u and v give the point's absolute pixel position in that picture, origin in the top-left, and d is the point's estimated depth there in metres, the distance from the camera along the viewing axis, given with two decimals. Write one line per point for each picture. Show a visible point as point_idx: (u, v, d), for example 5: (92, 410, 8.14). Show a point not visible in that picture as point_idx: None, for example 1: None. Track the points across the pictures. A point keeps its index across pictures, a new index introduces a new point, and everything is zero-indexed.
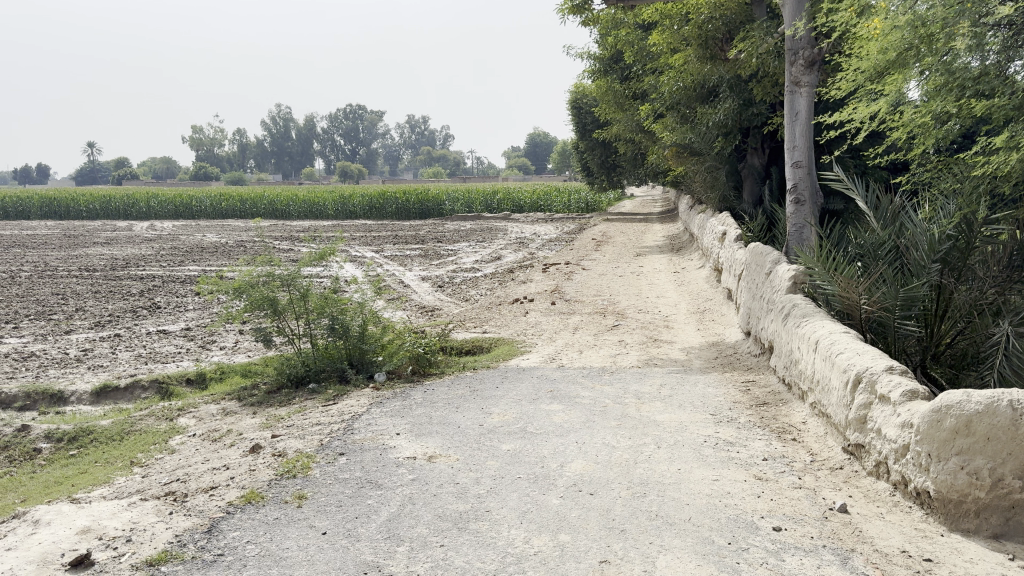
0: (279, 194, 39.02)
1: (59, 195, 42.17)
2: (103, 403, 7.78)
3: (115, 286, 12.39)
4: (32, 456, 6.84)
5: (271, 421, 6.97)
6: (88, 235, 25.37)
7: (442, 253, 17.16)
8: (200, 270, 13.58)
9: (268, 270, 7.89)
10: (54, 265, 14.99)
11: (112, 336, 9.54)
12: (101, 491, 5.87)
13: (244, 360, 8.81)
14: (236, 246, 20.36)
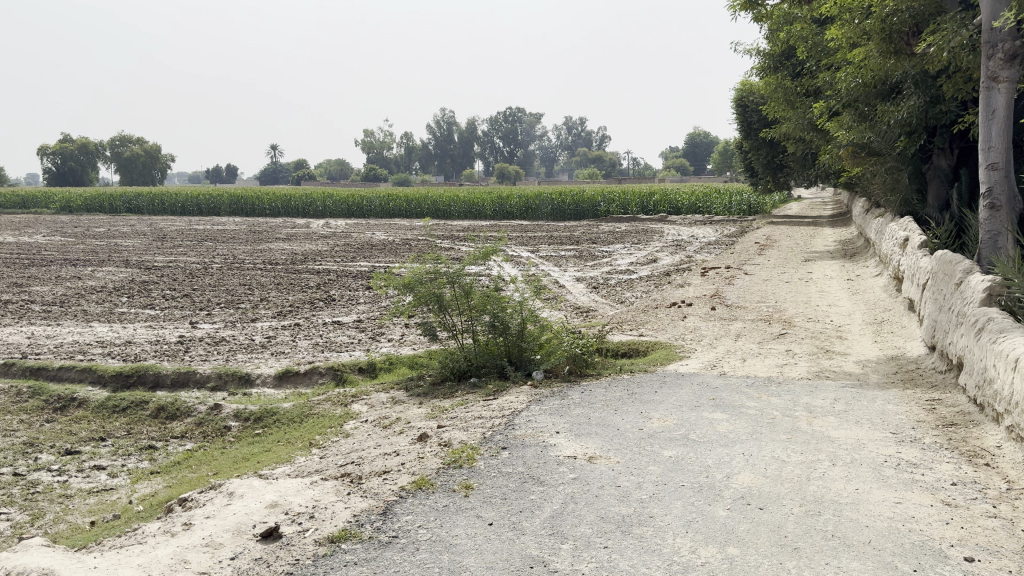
0: (441, 195, 40.49)
1: (245, 193, 45.81)
2: (284, 386, 8.39)
3: (294, 278, 13.31)
4: (223, 432, 7.47)
5: (436, 412, 7.25)
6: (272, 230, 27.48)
7: (597, 254, 17.19)
8: (370, 266, 14.34)
9: (436, 267, 8.20)
10: (242, 258, 16.32)
11: (292, 325, 10.26)
12: (283, 469, 6.33)
13: (410, 353, 9.21)
14: (402, 243, 21.36)
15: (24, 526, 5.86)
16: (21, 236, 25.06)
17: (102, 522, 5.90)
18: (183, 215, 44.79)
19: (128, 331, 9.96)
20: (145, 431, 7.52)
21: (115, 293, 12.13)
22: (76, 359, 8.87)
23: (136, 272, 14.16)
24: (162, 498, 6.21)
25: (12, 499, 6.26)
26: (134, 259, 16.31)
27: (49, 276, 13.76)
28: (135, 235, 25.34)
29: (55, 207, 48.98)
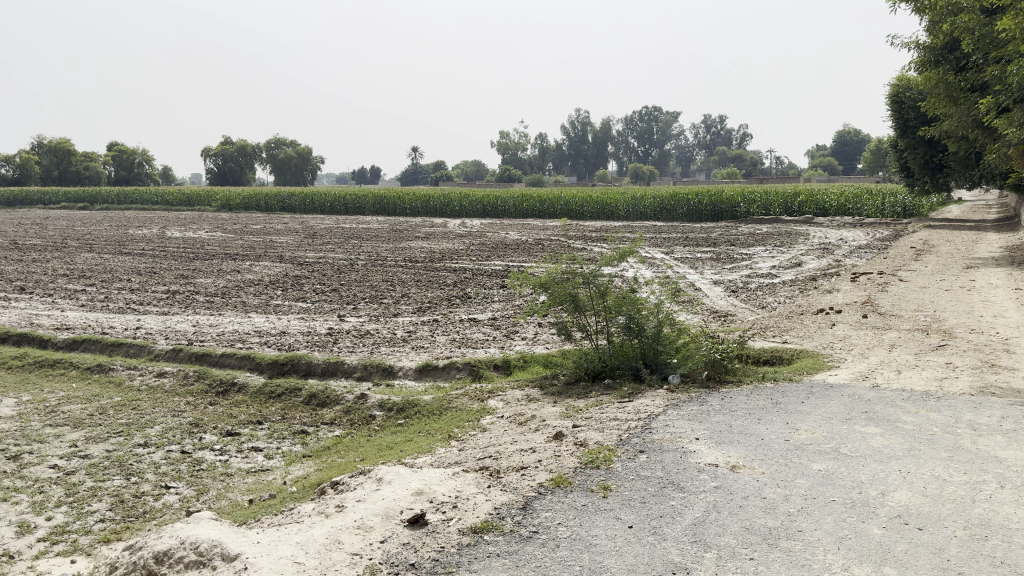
0: (575, 194, 40.67)
1: (387, 193, 47.73)
2: (424, 380, 8.70)
3: (432, 276, 13.75)
4: (368, 420, 7.84)
5: (571, 411, 7.30)
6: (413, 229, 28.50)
7: (736, 257, 16.76)
8: (505, 265, 14.60)
9: (573, 267, 8.27)
10: (385, 255, 17.02)
11: (431, 321, 10.63)
12: (425, 459, 6.58)
13: (544, 351, 9.32)
14: (537, 243, 21.56)
15: (192, 500, 6.39)
16: (192, 232, 27.20)
17: (259, 500, 6.34)
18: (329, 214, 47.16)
19: (282, 322, 10.63)
20: (297, 416, 8.00)
21: (270, 286, 12.96)
22: (236, 347, 9.55)
23: (289, 267, 15.07)
24: (313, 481, 6.59)
25: (181, 475, 6.83)
26: (288, 255, 17.36)
27: (212, 269, 14.88)
28: (288, 232, 26.89)
29: (218, 205, 52.80)
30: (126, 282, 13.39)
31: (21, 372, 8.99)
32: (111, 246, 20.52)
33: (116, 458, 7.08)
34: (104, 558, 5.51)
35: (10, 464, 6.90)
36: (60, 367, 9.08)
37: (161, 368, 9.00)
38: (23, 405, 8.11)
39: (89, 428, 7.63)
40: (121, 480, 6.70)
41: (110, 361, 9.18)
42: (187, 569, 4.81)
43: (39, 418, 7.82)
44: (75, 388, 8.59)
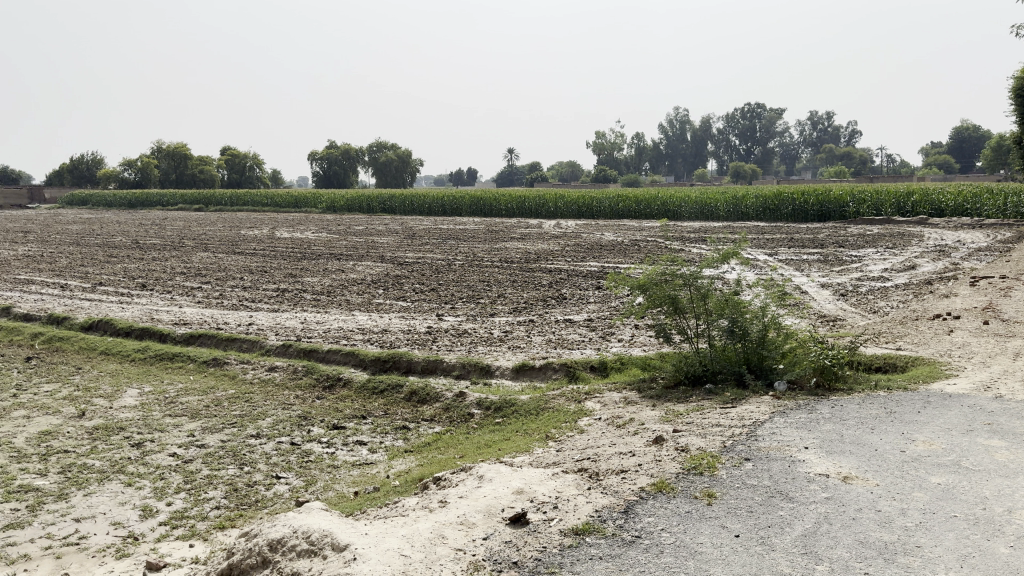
0: (674, 194, 40.25)
1: (483, 194, 48.40)
2: (520, 379, 8.76)
3: (529, 276, 13.85)
4: (467, 418, 7.97)
5: (671, 415, 7.21)
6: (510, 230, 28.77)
7: (843, 259, 16.16)
8: (602, 266, 14.56)
9: (673, 268, 8.18)
10: (482, 256, 17.25)
11: (528, 321, 10.71)
12: (524, 458, 6.63)
13: (642, 354, 9.23)
14: (634, 244, 21.42)
15: (301, 491, 6.65)
16: (299, 232, 28.31)
17: (364, 493, 6.53)
18: (426, 215, 48.16)
19: (384, 320, 10.92)
20: (399, 412, 8.21)
21: (372, 285, 13.35)
22: (341, 344, 9.88)
23: (390, 267, 15.47)
24: (415, 475, 6.75)
25: (290, 466, 7.12)
26: (389, 255, 17.85)
27: (318, 268, 15.45)
28: (389, 233, 27.60)
29: (322, 206, 54.74)
30: (238, 280, 14.06)
31: (144, 364, 9.57)
32: (225, 246, 21.59)
33: (230, 448, 7.44)
34: (220, 544, 5.80)
35: (135, 451, 7.37)
36: (179, 360, 9.62)
37: (271, 363, 9.41)
38: (146, 395, 8.64)
39: (206, 419, 8.06)
40: (235, 469, 7.04)
41: (224, 355, 9.65)
42: (299, 557, 5.01)
43: (160, 409, 8.31)
44: (192, 380, 9.08)
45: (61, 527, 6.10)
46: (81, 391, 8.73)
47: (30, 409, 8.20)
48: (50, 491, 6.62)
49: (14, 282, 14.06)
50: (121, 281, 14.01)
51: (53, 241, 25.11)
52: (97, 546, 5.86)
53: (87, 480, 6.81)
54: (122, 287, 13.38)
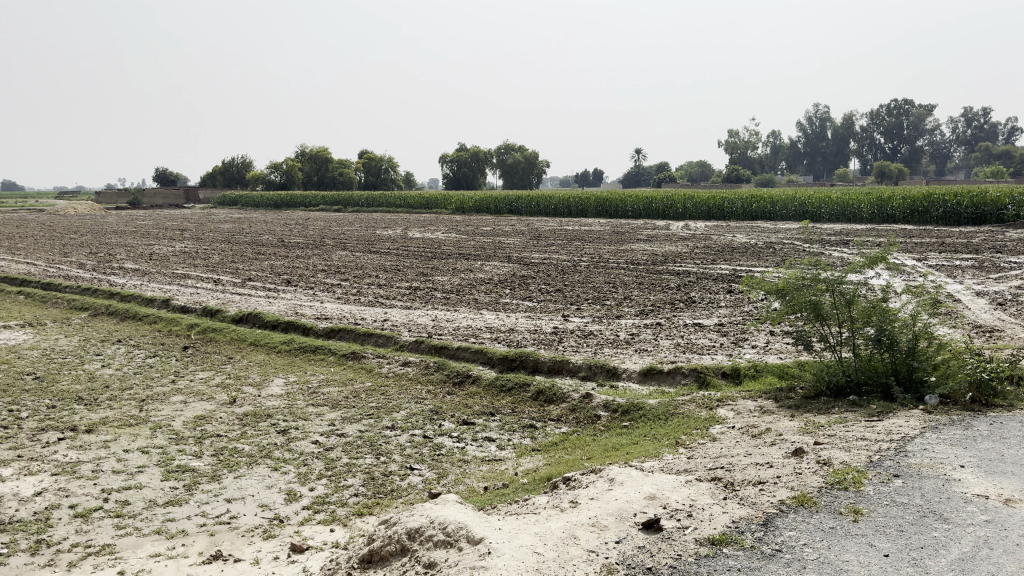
0: (812, 195, 38.79)
1: (609, 195, 48.19)
2: (649, 383, 8.63)
3: (656, 279, 13.65)
4: (594, 420, 7.92)
5: (811, 426, 6.92)
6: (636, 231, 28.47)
7: (1002, 265, 14.98)
8: (732, 270, 14.15)
9: (815, 273, 7.86)
10: (608, 257, 17.16)
11: (655, 324, 10.56)
12: (654, 464, 6.53)
13: (778, 361, 8.90)
14: (767, 246, 20.72)
15: (433, 483, 6.82)
16: (428, 233, 29.16)
17: (494, 488, 6.62)
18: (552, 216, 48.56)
19: (511, 319, 11.05)
20: (526, 411, 8.28)
21: (499, 285, 13.55)
22: (470, 341, 10.07)
23: (517, 267, 15.66)
24: (543, 474, 6.77)
25: (423, 458, 7.32)
26: (516, 255, 18.05)
27: (448, 267, 15.85)
28: (515, 233, 27.95)
29: (450, 207, 56.15)
30: (374, 277, 14.62)
31: (288, 356, 10.10)
32: (360, 245, 22.53)
33: (367, 438, 7.74)
34: (358, 530, 6.04)
35: (280, 437, 7.79)
36: (320, 352, 10.10)
37: (405, 358, 9.72)
38: (290, 385, 9.12)
39: (344, 410, 8.41)
40: (372, 458, 7.32)
41: (361, 349, 10.05)
42: (435, 547, 5.14)
43: (303, 398, 8.75)
44: (332, 372, 9.51)
45: (214, 506, 6.53)
46: (232, 378, 9.33)
47: (187, 395, 8.83)
48: (204, 472, 7.10)
49: (174, 276, 15.19)
50: (267, 277, 14.87)
51: (209, 238, 27.05)
52: (247, 526, 6.24)
53: (238, 463, 7.26)
54: (268, 283, 14.21)
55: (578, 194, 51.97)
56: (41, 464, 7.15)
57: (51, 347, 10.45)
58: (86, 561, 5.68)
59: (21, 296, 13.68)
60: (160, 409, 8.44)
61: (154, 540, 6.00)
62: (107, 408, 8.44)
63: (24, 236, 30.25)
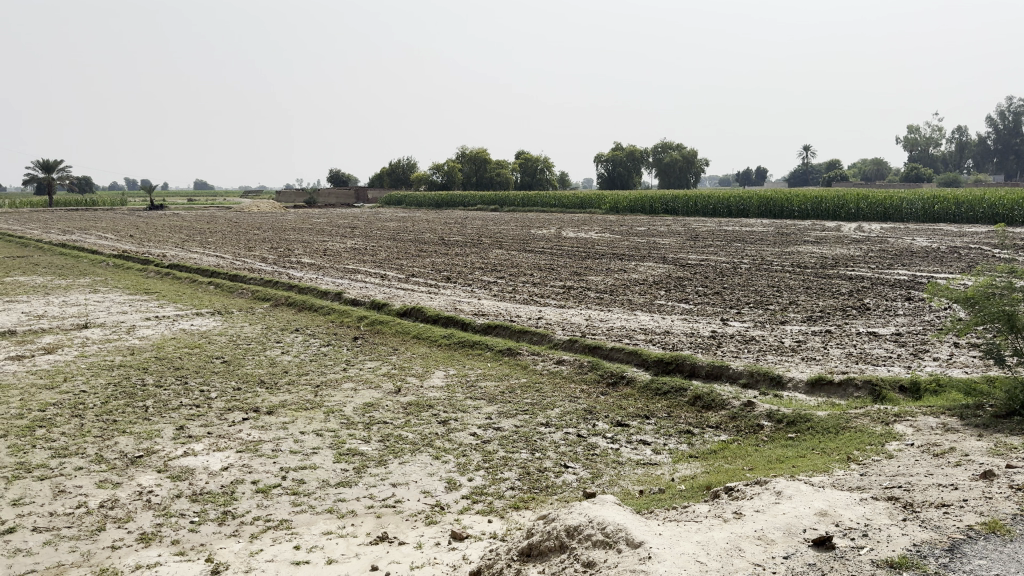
0: (1004, 196, 35.55)
1: (772, 194, 46.42)
2: (817, 394, 8.23)
3: (825, 284, 12.98)
4: (757, 430, 7.63)
5: (1002, 448, 6.34)
6: (802, 233, 27.15)
7: None
8: (910, 275, 13.22)
9: (1009, 281, 7.19)
10: (771, 259, 16.51)
11: (823, 332, 10.04)
12: (823, 479, 6.21)
13: (964, 376, 8.22)
14: (950, 251, 19.17)
15: (588, 482, 6.81)
16: (581, 232, 29.30)
17: (651, 492, 6.53)
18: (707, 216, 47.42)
19: (667, 322, 10.88)
20: (684, 416, 8.11)
21: (655, 286, 13.36)
22: (624, 342, 10.01)
23: (673, 268, 15.39)
24: (702, 482, 6.60)
25: (578, 456, 7.33)
26: (672, 255, 17.78)
27: (602, 267, 15.83)
28: (671, 233, 27.47)
29: (604, 207, 56.11)
30: (529, 276, 14.84)
31: (448, 350, 10.45)
32: (514, 243, 22.96)
33: (523, 433, 7.87)
34: (516, 523, 6.16)
35: (441, 428, 8.08)
36: (478, 348, 10.38)
37: (559, 356, 9.79)
38: (450, 378, 9.44)
39: (501, 405, 8.60)
40: (528, 454, 7.43)
41: (517, 345, 10.24)
42: (595, 547, 5.15)
43: (462, 391, 9.03)
44: (488, 367, 9.75)
45: (380, 490, 6.86)
46: (397, 369, 9.78)
47: (357, 382, 9.35)
48: (371, 456, 7.49)
49: (345, 271, 16.13)
50: (429, 273, 15.47)
51: (376, 235, 28.54)
52: (410, 511, 6.51)
53: (402, 450, 7.61)
54: (430, 279, 14.77)
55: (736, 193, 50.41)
56: (229, 441, 7.80)
57: (238, 333, 11.39)
58: (267, 535, 6.14)
59: (212, 286, 15.01)
60: (332, 394, 8.98)
61: (326, 518, 6.38)
62: (285, 391, 9.09)
63: (217, 231, 33.23)
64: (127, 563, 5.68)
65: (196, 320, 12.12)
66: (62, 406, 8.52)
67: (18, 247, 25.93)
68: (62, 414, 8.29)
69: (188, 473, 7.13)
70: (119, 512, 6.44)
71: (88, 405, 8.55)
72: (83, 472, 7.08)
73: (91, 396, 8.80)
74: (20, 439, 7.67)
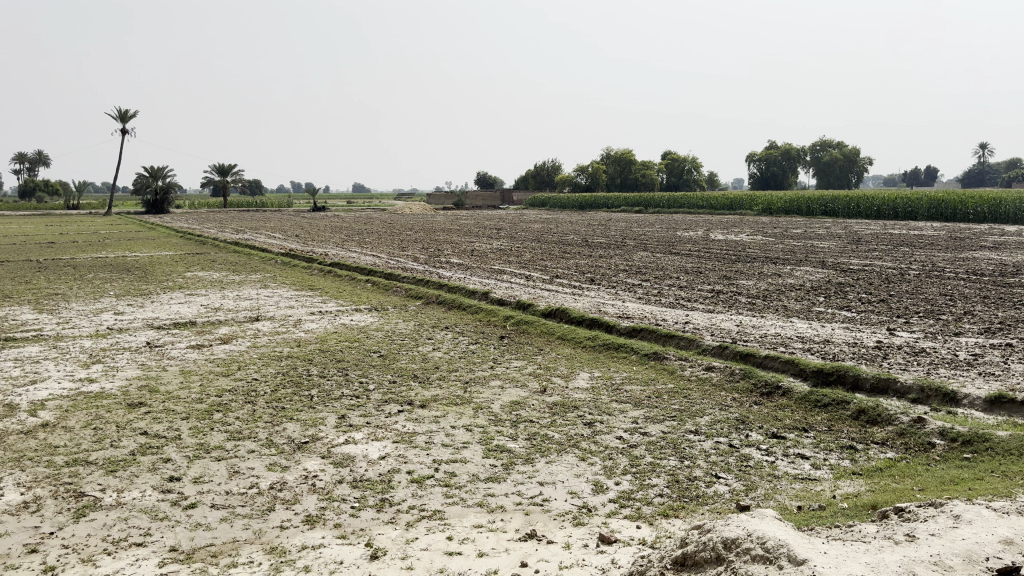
0: None
1: (941, 195, 43.36)
2: (996, 412, 7.57)
3: (1004, 293, 11.95)
4: (927, 448, 7.13)
5: None
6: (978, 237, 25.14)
7: None
8: None
9: None
10: (943, 265, 15.38)
11: (1004, 345, 9.25)
12: (1005, 504, 5.71)
13: None
14: None
15: (742, 494, 6.57)
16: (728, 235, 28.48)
17: (810, 509, 6.22)
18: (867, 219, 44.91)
19: (826, 330, 10.37)
20: (845, 430, 7.69)
21: (811, 291, 12.79)
22: (779, 350, 9.63)
23: (831, 273, 14.66)
24: (867, 501, 6.23)
25: (730, 467, 7.10)
26: (831, 260, 16.95)
27: (753, 271, 15.32)
28: (831, 237, 26.16)
29: (757, 210, 54.31)
30: (676, 279, 14.58)
31: (594, 351, 10.44)
32: (660, 246, 22.66)
33: (672, 440, 7.72)
34: (666, 531, 6.05)
35: (587, 430, 8.07)
36: (623, 350, 10.31)
37: (709, 362, 9.56)
38: (596, 380, 9.42)
39: (648, 409, 8.49)
40: (676, 460, 7.28)
41: (664, 350, 10.08)
42: (754, 561, 4.97)
43: (608, 393, 8.99)
44: (635, 371, 9.65)
45: (528, 488, 6.94)
46: (542, 369, 9.87)
47: (504, 381, 9.52)
48: (519, 454, 7.59)
49: (491, 271, 16.50)
50: (574, 275, 15.52)
51: (520, 236, 28.97)
52: (559, 510, 6.54)
53: (549, 450, 7.66)
54: (575, 280, 14.81)
55: (896, 194, 47.40)
56: (385, 431, 8.15)
57: (393, 329, 11.87)
58: (421, 524, 6.35)
59: (369, 284, 15.73)
60: (481, 391, 9.18)
61: (477, 512, 6.52)
62: (437, 386, 9.38)
63: (372, 232, 34.83)
64: (294, 543, 6.04)
65: (355, 316, 12.76)
66: (236, 392, 9.20)
67: (196, 245, 28.30)
68: (237, 400, 8.95)
69: (348, 460, 7.50)
70: (287, 494, 6.86)
71: (259, 392, 9.19)
72: (255, 454, 7.61)
73: (262, 384, 9.44)
74: (201, 422, 8.34)
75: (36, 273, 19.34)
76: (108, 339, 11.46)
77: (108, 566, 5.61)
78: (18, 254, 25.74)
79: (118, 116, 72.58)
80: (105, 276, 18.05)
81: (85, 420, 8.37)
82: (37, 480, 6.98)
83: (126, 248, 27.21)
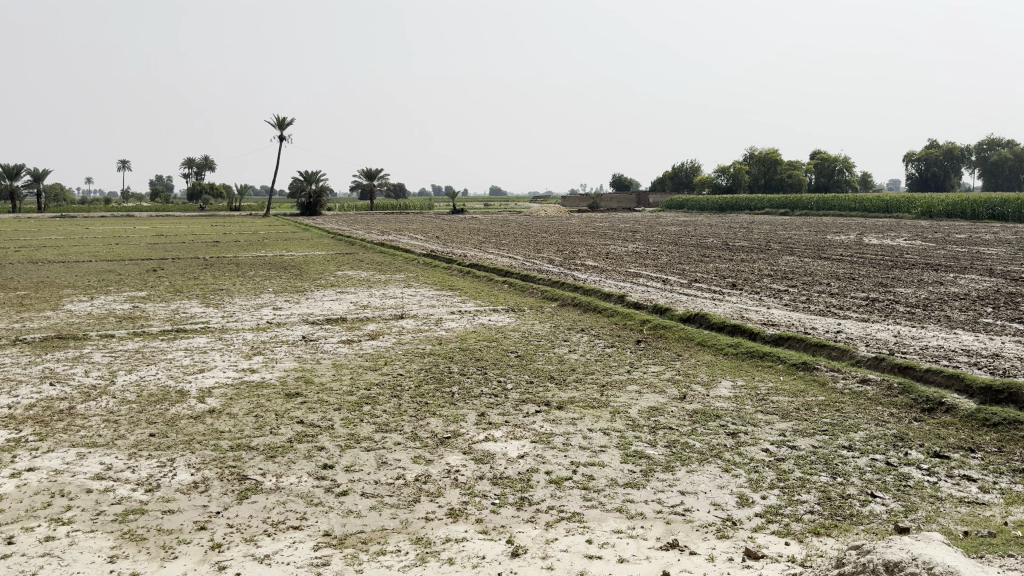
0: None
1: None
2: None
3: None
4: None
5: None
6: None
7: None
8: None
9: None
10: None
11: None
12: None
13: None
14: None
15: (900, 515, 6.20)
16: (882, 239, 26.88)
17: (978, 535, 5.79)
18: None
19: (996, 343, 9.64)
20: (1018, 453, 7.11)
21: (979, 302, 11.90)
22: (942, 364, 9.04)
23: (1002, 282, 13.59)
24: None
25: (887, 486, 6.73)
26: (1002, 267, 15.70)
27: (911, 278, 14.45)
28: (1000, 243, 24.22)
29: (915, 213, 51.18)
30: (825, 285, 13.96)
31: (736, 359, 10.17)
32: (806, 250, 21.73)
33: (822, 455, 7.41)
34: (817, 549, 5.80)
35: (730, 440, 7.88)
36: (768, 359, 9.99)
37: (863, 375, 9.11)
38: (739, 389, 9.17)
39: (797, 421, 8.18)
40: (828, 477, 6.97)
41: (814, 360, 9.69)
42: None
43: (752, 403, 8.73)
44: (781, 381, 9.32)
45: (669, 496, 6.84)
46: (682, 375, 9.71)
47: (642, 386, 9.43)
48: (659, 461, 7.50)
49: (628, 274, 16.41)
50: (714, 279, 15.18)
51: (655, 239, 28.61)
52: (701, 521, 6.41)
53: (690, 458, 7.53)
54: (715, 285, 14.47)
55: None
56: (524, 431, 8.26)
57: (530, 330, 12.02)
58: (560, 525, 6.40)
59: (506, 285, 15.98)
60: (618, 395, 9.15)
61: (617, 517, 6.50)
62: (574, 388, 9.42)
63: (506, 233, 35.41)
64: (439, 535, 6.24)
65: (493, 316, 13.01)
66: (383, 387, 9.60)
67: (343, 245, 29.70)
68: (384, 393, 9.35)
69: (489, 457, 7.67)
70: (431, 487, 7.09)
71: (404, 387, 9.55)
72: (401, 447, 7.91)
73: (406, 379, 9.82)
74: (351, 413, 8.76)
75: (204, 270, 20.88)
76: (267, 332, 12.23)
77: (269, 546, 6.00)
78: (189, 252, 27.91)
79: (274, 124, 77.22)
80: (264, 273, 19.25)
81: (247, 407, 8.98)
82: (205, 461, 7.56)
83: (279, 248, 28.93)
